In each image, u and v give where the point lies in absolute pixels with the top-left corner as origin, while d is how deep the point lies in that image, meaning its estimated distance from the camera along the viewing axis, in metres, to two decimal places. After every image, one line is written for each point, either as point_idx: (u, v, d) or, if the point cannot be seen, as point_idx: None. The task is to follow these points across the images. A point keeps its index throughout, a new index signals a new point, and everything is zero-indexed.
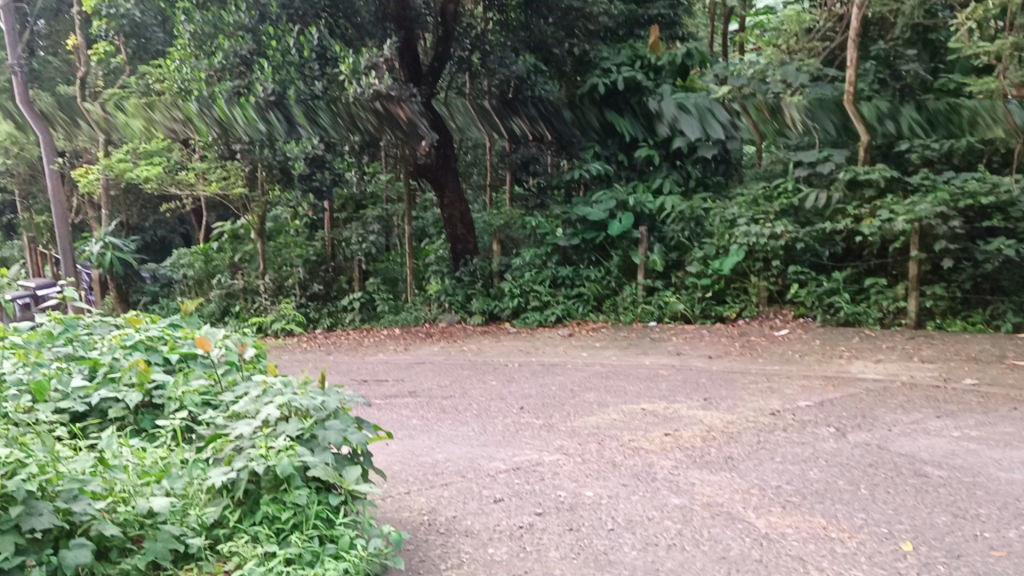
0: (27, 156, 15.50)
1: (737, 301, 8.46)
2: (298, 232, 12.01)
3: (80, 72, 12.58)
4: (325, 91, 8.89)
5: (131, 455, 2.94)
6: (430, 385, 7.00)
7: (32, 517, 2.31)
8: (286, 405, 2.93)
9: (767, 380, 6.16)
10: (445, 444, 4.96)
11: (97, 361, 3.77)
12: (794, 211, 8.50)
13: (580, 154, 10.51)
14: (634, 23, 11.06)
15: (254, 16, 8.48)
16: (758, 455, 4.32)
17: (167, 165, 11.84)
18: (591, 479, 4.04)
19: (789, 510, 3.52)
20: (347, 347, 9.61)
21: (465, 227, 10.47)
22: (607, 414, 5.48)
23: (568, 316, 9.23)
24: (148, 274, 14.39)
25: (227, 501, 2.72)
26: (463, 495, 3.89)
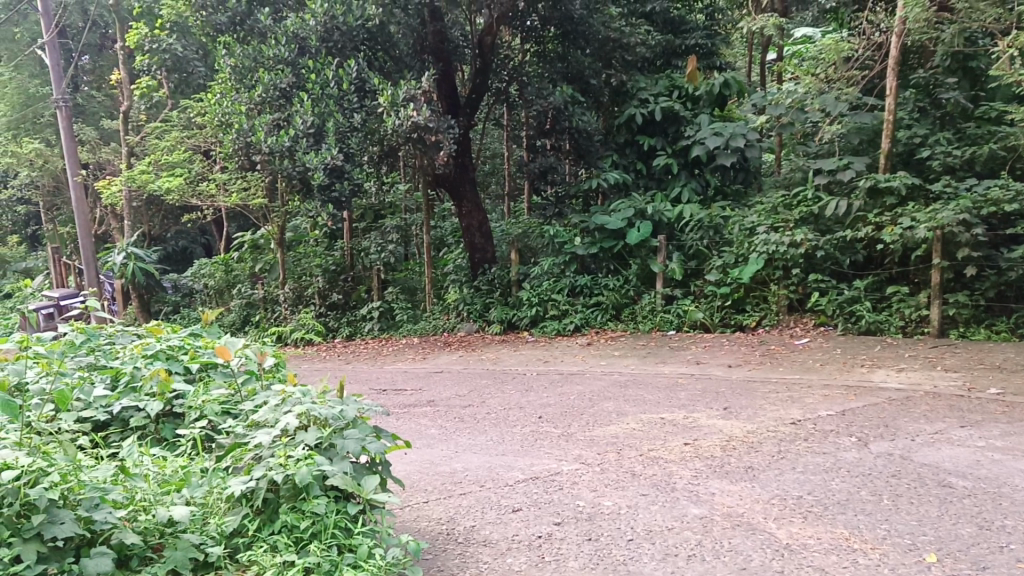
0: (52, 168, 15.72)
1: (756, 309, 8.40)
2: (318, 241, 12.41)
3: (124, 106, 13.19)
4: (364, 123, 9.24)
5: (152, 464, 2.96)
6: (448, 394, 7.01)
7: (54, 525, 2.33)
8: (305, 414, 2.94)
9: (788, 389, 6.10)
10: (463, 454, 4.96)
11: (120, 370, 3.82)
12: (813, 219, 8.46)
13: (598, 164, 10.33)
14: (672, 53, 11.33)
15: (294, 49, 9.28)
16: (778, 465, 4.29)
17: (189, 176, 11.98)
18: (611, 488, 4.03)
19: (811, 520, 3.49)
20: (366, 356, 9.65)
21: (483, 236, 10.55)
22: (626, 423, 5.46)
23: (586, 325, 9.23)
24: (170, 284, 14.52)
25: (246, 510, 2.73)
26: (482, 504, 3.89)
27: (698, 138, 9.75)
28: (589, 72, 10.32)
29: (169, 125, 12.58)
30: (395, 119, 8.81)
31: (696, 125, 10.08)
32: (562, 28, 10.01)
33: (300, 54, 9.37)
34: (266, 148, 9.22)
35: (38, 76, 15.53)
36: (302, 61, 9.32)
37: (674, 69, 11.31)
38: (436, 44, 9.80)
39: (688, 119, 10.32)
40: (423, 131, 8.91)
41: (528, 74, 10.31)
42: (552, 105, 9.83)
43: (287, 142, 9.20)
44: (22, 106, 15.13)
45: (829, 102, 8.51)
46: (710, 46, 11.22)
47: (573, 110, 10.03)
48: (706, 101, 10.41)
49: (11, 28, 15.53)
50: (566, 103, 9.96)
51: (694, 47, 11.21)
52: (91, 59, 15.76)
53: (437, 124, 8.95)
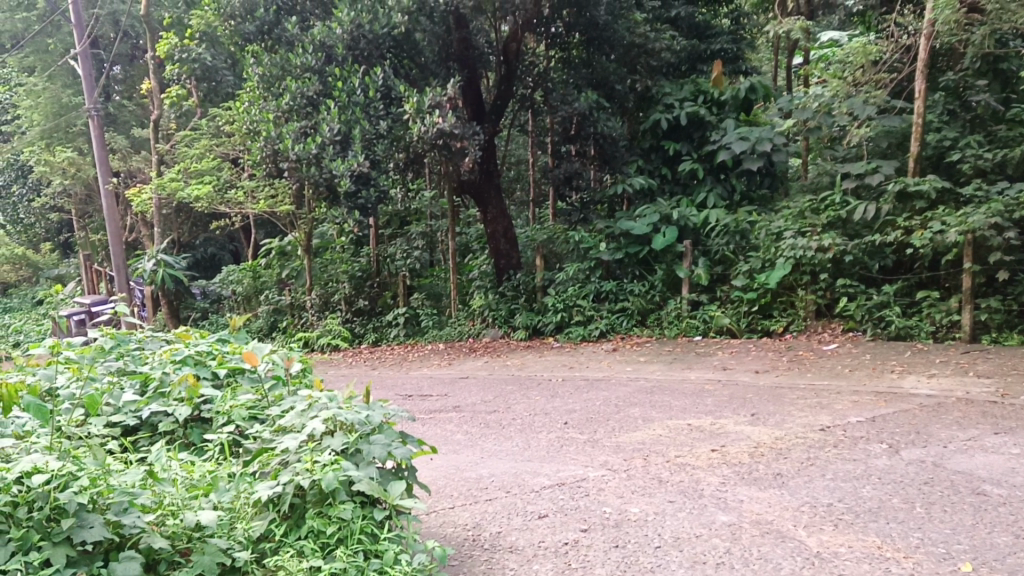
0: (84, 177, 15.95)
1: (784, 315, 8.33)
2: (344, 248, 12.42)
3: (154, 115, 13.36)
4: (390, 130, 9.30)
5: (180, 469, 2.98)
6: (474, 400, 7.02)
7: (83, 530, 2.36)
8: (331, 419, 2.95)
9: (816, 396, 6.03)
10: (489, 460, 4.96)
11: (149, 376, 3.86)
12: (842, 223, 8.37)
13: (623, 169, 10.31)
14: (697, 58, 11.27)
15: (321, 57, 9.28)
16: (808, 472, 4.24)
17: (217, 184, 12.12)
18: (637, 495, 4.00)
19: (841, 528, 3.45)
20: (391, 362, 9.68)
21: (508, 242, 10.56)
22: (652, 429, 5.43)
23: (612, 330, 9.19)
24: (198, 290, 14.65)
25: (273, 515, 2.74)
26: (507, 510, 3.88)
27: (723, 142, 9.67)
28: (614, 77, 10.36)
29: (198, 133, 12.74)
30: (421, 126, 8.82)
31: (722, 130, 9.99)
32: (586, 35, 10.01)
33: (326, 62, 9.39)
34: (294, 155, 9.38)
35: (70, 86, 15.79)
36: (329, 70, 9.35)
37: (699, 74, 11.27)
38: (461, 51, 9.85)
39: (714, 124, 10.23)
40: (449, 137, 8.89)
41: (553, 80, 10.25)
42: (576, 110, 9.81)
43: (314, 150, 9.31)
44: (54, 115, 15.51)
45: (858, 105, 8.45)
46: (735, 50, 11.19)
47: (598, 116, 9.98)
48: (731, 106, 10.34)
49: (44, 39, 15.82)
50: (591, 108, 9.92)
51: (718, 52, 11.16)
52: (122, 69, 16.03)
53: (462, 130, 8.93)
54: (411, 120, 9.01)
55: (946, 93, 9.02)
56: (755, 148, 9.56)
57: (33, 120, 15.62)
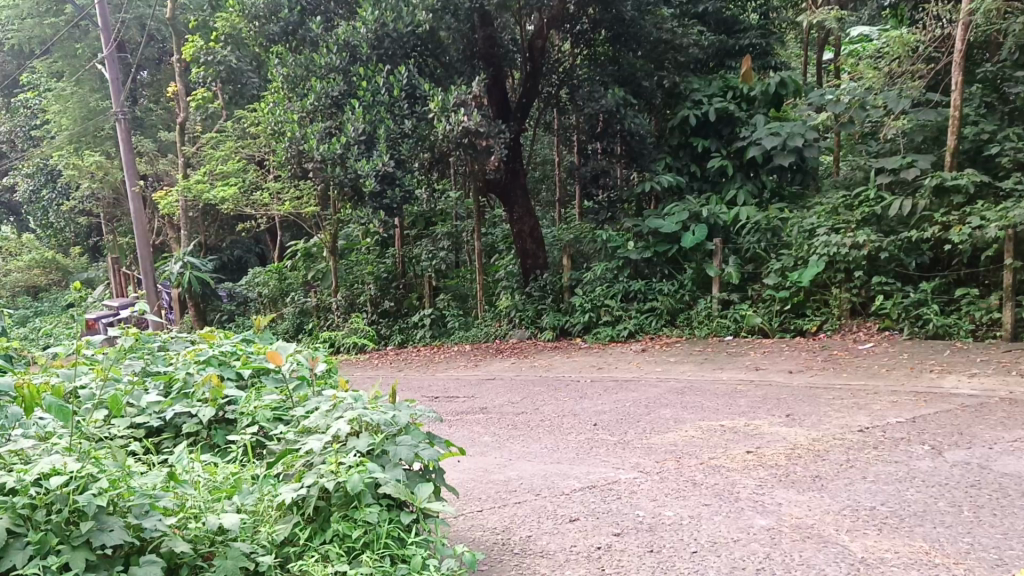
0: (112, 180, 16.07)
1: (818, 314, 8.15)
2: (370, 249, 12.39)
3: (181, 117, 13.45)
4: (415, 130, 9.23)
5: (202, 470, 2.90)
6: (501, 401, 6.92)
7: (103, 533, 2.27)
8: (357, 419, 2.86)
9: (854, 396, 5.86)
10: (517, 462, 4.86)
11: (173, 377, 3.81)
12: (876, 220, 8.19)
13: (651, 166, 10.15)
14: (725, 54, 11.10)
15: (346, 57, 9.27)
16: (848, 474, 4.09)
17: (242, 186, 12.16)
18: (671, 498, 3.88)
19: (886, 533, 3.30)
20: (417, 363, 9.60)
21: (535, 242, 10.45)
22: (684, 430, 5.30)
23: (641, 330, 9.08)
24: (225, 292, 14.68)
25: (297, 518, 2.65)
26: (538, 513, 3.78)
27: (754, 138, 9.48)
28: (641, 74, 10.22)
29: (223, 135, 12.79)
30: (446, 124, 8.75)
31: (752, 126, 9.81)
32: (612, 31, 9.92)
33: (352, 61, 9.38)
34: (318, 155, 9.32)
35: (98, 90, 15.97)
36: (354, 69, 9.35)
37: (727, 70, 11.10)
38: (486, 49, 9.73)
39: (744, 120, 10.05)
40: (474, 136, 8.81)
41: (579, 77, 10.23)
42: (603, 108, 9.68)
43: (339, 149, 9.23)
44: (83, 119, 15.69)
45: (892, 98, 8.39)
46: (764, 45, 10.90)
47: (625, 113, 9.83)
48: (761, 101, 10.14)
49: (72, 44, 16.04)
50: (618, 105, 9.77)
51: (747, 46, 10.92)
52: (149, 74, 16.20)
53: (488, 129, 8.86)
54: (436, 118, 8.93)
55: (984, 85, 8.84)
56: (786, 144, 9.36)
57: (61, 124, 15.79)
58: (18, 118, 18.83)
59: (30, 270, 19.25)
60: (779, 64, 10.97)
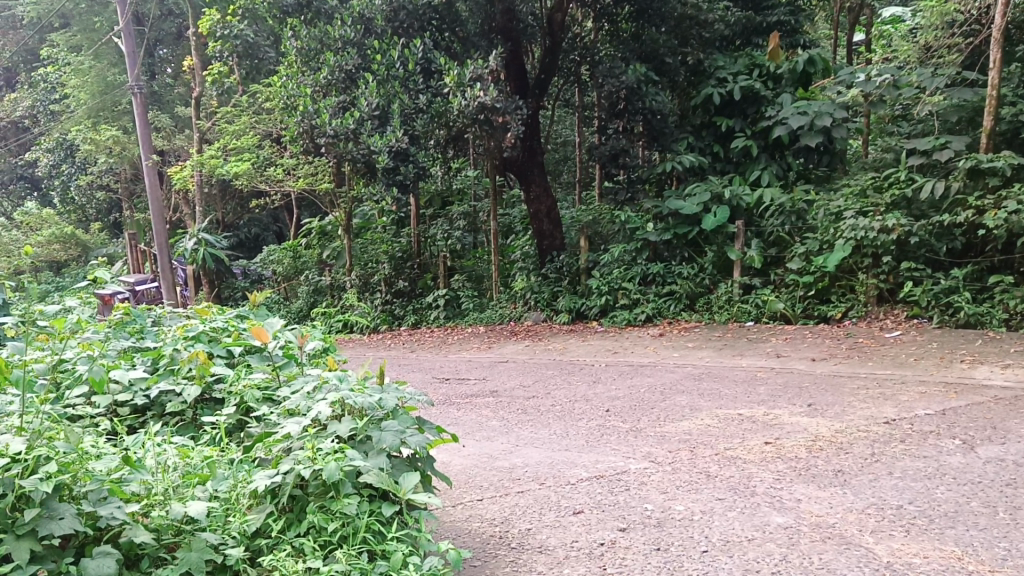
0: (129, 156, 15.98)
1: (842, 301, 7.84)
2: (386, 228, 12.19)
3: (197, 92, 13.38)
4: (430, 105, 9.00)
5: (175, 452, 2.71)
6: (512, 384, 6.71)
7: (52, 521, 2.07)
8: (340, 402, 2.66)
9: (879, 386, 5.59)
10: (524, 448, 4.64)
11: (160, 352, 3.65)
12: (906, 203, 7.85)
13: (673, 146, 9.87)
14: (751, 31, 10.74)
15: (360, 30, 9.15)
16: (872, 469, 3.84)
17: (256, 161, 12.04)
18: (682, 491, 3.65)
19: (914, 535, 3.05)
20: (430, 344, 9.41)
21: (552, 223, 10.18)
22: (700, 418, 5.07)
23: (658, 314, 8.81)
24: (239, 270, 14.57)
25: (271, 508, 2.45)
26: (541, 504, 3.56)
27: (780, 117, 9.13)
28: (664, 50, 9.87)
29: (238, 110, 12.62)
30: (462, 100, 8.51)
31: (778, 105, 9.44)
32: (636, 5, 9.65)
33: (366, 35, 9.24)
34: (331, 130, 9.11)
35: (117, 65, 15.98)
36: (369, 42, 9.18)
37: (754, 47, 10.72)
38: (504, 24, 9.44)
39: (770, 99, 9.69)
40: (490, 112, 8.55)
41: (600, 54, 9.93)
42: (624, 84, 9.40)
43: (352, 124, 9.04)
44: (101, 94, 15.65)
45: (927, 76, 8.10)
46: (792, 23, 10.53)
47: (646, 90, 9.58)
48: (788, 80, 9.75)
49: (92, 17, 16.07)
50: (640, 82, 9.52)
51: (777, 23, 10.53)
52: (167, 52, 16.34)
53: (504, 105, 8.60)
54: (452, 93, 8.70)
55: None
56: (814, 124, 8.95)
57: (80, 98, 15.75)
58: (38, 92, 18.80)
59: (49, 245, 18.31)
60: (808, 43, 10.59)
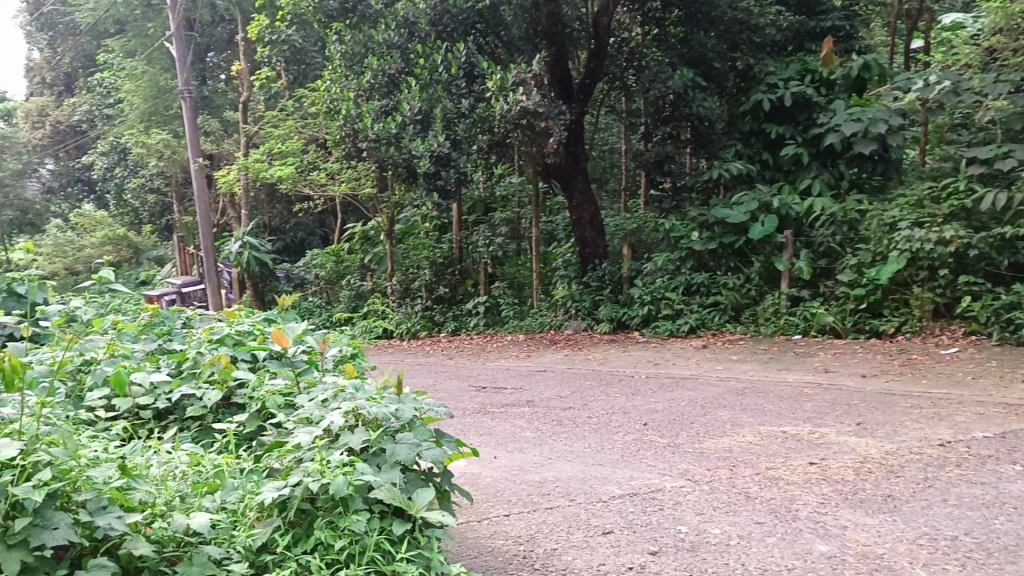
0: (180, 160, 16.19)
1: (895, 315, 7.52)
2: (428, 234, 12.12)
3: (244, 96, 13.49)
4: (472, 110, 8.83)
5: (186, 458, 2.62)
6: (550, 394, 6.55)
7: (45, 531, 1.98)
8: (354, 412, 2.54)
9: (933, 405, 5.32)
10: (557, 461, 4.48)
11: (185, 355, 3.58)
12: (965, 214, 7.53)
13: (721, 153, 9.66)
14: (804, 36, 10.38)
15: (403, 34, 9.18)
16: (925, 496, 3.59)
17: (300, 165, 12.11)
18: (719, 513, 3.45)
19: (971, 570, 2.82)
20: (469, 351, 9.30)
21: (594, 230, 10.00)
22: (740, 435, 4.85)
23: (702, 326, 8.58)
24: (283, 274, 14.63)
25: (279, 522, 2.32)
26: (569, 522, 3.40)
27: (833, 124, 8.82)
28: (712, 54, 9.70)
29: (285, 115, 12.70)
30: (504, 104, 8.38)
31: (831, 111, 9.11)
32: (685, 9, 9.50)
33: (409, 39, 9.28)
34: (373, 134, 9.07)
35: (169, 70, 16.24)
36: (412, 46, 9.18)
37: (807, 52, 10.32)
38: (549, 27, 9.29)
39: (823, 105, 9.37)
40: (532, 117, 8.41)
41: (647, 59, 9.75)
42: (672, 89, 9.22)
43: (394, 129, 8.99)
44: (153, 98, 15.93)
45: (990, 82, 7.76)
46: (847, 28, 10.23)
47: (693, 95, 9.41)
48: (842, 86, 9.44)
49: (145, 23, 16.35)
50: (687, 87, 9.34)
51: (831, 29, 10.26)
52: (216, 56, 16.57)
53: (547, 109, 8.44)
54: (494, 98, 8.59)
55: None
56: (868, 131, 8.64)
57: (133, 103, 16.07)
58: (95, 97, 19.24)
59: (101, 246, 18.77)
60: (863, 48, 10.22)
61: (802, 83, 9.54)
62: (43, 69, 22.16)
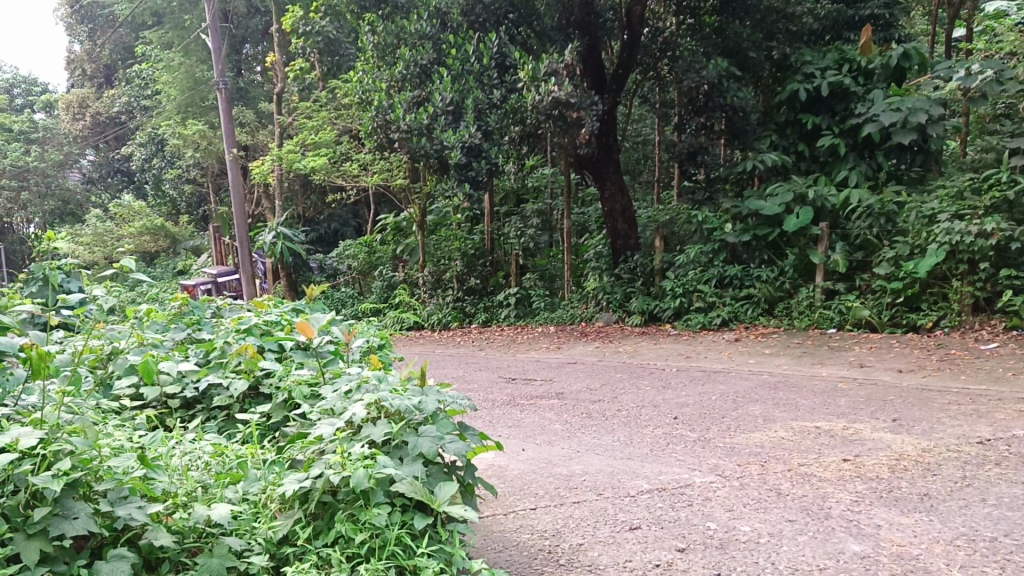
0: (215, 151, 16.33)
1: (933, 309, 7.35)
2: (460, 225, 12.10)
3: (279, 88, 13.58)
4: (504, 100, 8.80)
5: (210, 449, 2.61)
6: (579, 387, 6.50)
7: (65, 521, 1.98)
8: (377, 404, 2.51)
9: (973, 402, 5.18)
10: (585, 455, 4.44)
11: (213, 344, 3.59)
12: (1008, 206, 7.30)
13: (755, 144, 9.53)
14: (843, 25, 10.19)
15: (435, 24, 9.25)
16: (963, 495, 3.50)
17: (333, 156, 12.18)
18: (750, 510, 3.39)
19: (1011, 572, 2.73)
20: (500, 343, 9.27)
21: (627, 222, 9.92)
22: (773, 431, 4.77)
23: (735, 319, 8.48)
24: (316, 264, 14.71)
25: (300, 514, 2.31)
26: (596, 517, 3.36)
27: (871, 113, 8.62)
28: (748, 44, 9.58)
29: (319, 106, 12.78)
30: (536, 95, 8.31)
31: (869, 101, 8.92)
32: None
33: (442, 29, 9.30)
34: (404, 125, 9.06)
35: (205, 62, 16.41)
36: (444, 37, 9.20)
37: (845, 42, 10.13)
38: (582, 18, 9.22)
39: (861, 95, 9.14)
40: (564, 107, 8.33)
41: (680, 48, 9.63)
42: (705, 79, 9.11)
43: (426, 120, 8.97)
44: (189, 89, 16.10)
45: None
46: (887, 17, 9.95)
47: (728, 86, 9.31)
48: (880, 76, 9.18)
49: (183, 15, 16.53)
50: (721, 77, 9.25)
51: (869, 18, 9.98)
52: (252, 48, 16.72)
53: (580, 100, 8.34)
54: (526, 88, 8.52)
55: None
56: (907, 121, 8.44)
57: (170, 94, 16.27)
58: (133, 88, 19.52)
59: (139, 236, 19.00)
60: (902, 37, 9.99)
61: (840, 72, 9.31)
62: (83, 61, 22.45)
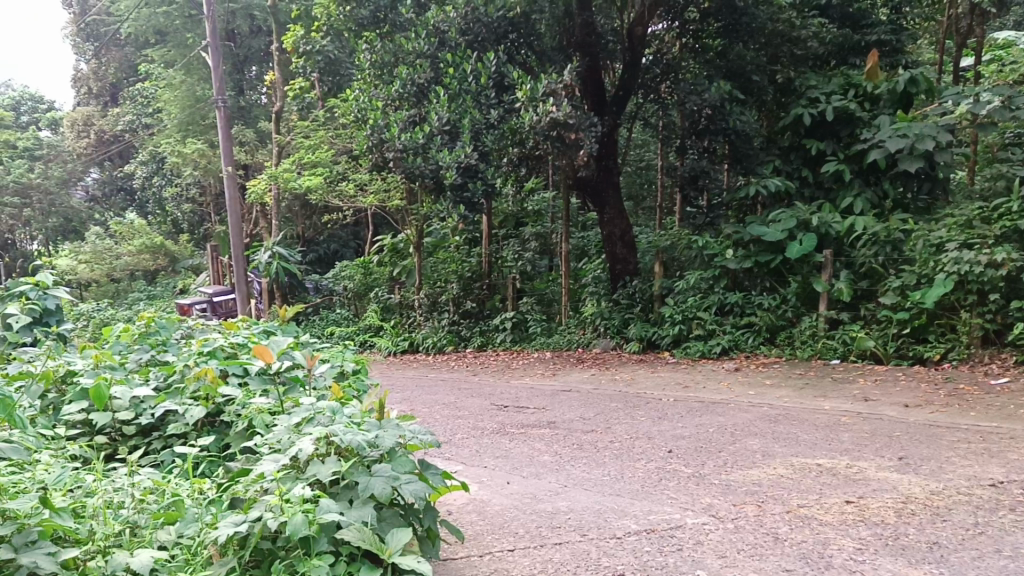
0: (214, 170, 16.19)
1: (941, 341, 7.11)
2: (457, 247, 11.87)
3: (278, 106, 13.44)
4: (501, 120, 8.61)
5: (146, 485, 2.38)
6: (572, 416, 6.24)
7: None
8: (328, 439, 2.29)
9: (983, 440, 4.92)
10: (572, 491, 4.17)
11: (173, 367, 3.36)
12: (1019, 235, 6.97)
13: (758, 169, 9.36)
14: (849, 50, 9.99)
15: (433, 41, 8.91)
16: (975, 545, 3.23)
17: (330, 176, 12.06)
18: (745, 557, 3.12)
19: None
20: (494, 368, 9.01)
21: (626, 246, 9.70)
22: (772, 467, 4.51)
23: (735, 347, 8.24)
24: (312, 285, 14.50)
25: (234, 562, 2.07)
26: (577, 561, 3.10)
27: (877, 139, 8.41)
28: (752, 67, 9.39)
29: (318, 125, 12.67)
30: (533, 115, 8.07)
31: (874, 127, 8.70)
32: (721, 21, 9.23)
33: (440, 48, 8.98)
34: (399, 144, 8.91)
35: (205, 81, 16.32)
36: (442, 55, 8.95)
37: (850, 67, 9.93)
38: (583, 38, 9.05)
39: (866, 121, 8.92)
40: (562, 128, 8.08)
41: (683, 70, 9.49)
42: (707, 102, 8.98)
43: (422, 139, 8.88)
44: (189, 107, 15.98)
45: None
46: (894, 43, 9.79)
47: (730, 109, 9.19)
48: (886, 101, 8.98)
49: (185, 33, 16.53)
50: (723, 100, 9.09)
51: (875, 43, 9.82)
52: (256, 69, 16.69)
53: (578, 121, 8.11)
54: (524, 108, 8.28)
55: None
56: (914, 147, 8.21)
57: (170, 112, 16.16)
58: (136, 106, 19.46)
59: (138, 253, 18.82)
60: (910, 63, 9.80)
61: (846, 97, 9.09)
62: (88, 79, 22.40)
